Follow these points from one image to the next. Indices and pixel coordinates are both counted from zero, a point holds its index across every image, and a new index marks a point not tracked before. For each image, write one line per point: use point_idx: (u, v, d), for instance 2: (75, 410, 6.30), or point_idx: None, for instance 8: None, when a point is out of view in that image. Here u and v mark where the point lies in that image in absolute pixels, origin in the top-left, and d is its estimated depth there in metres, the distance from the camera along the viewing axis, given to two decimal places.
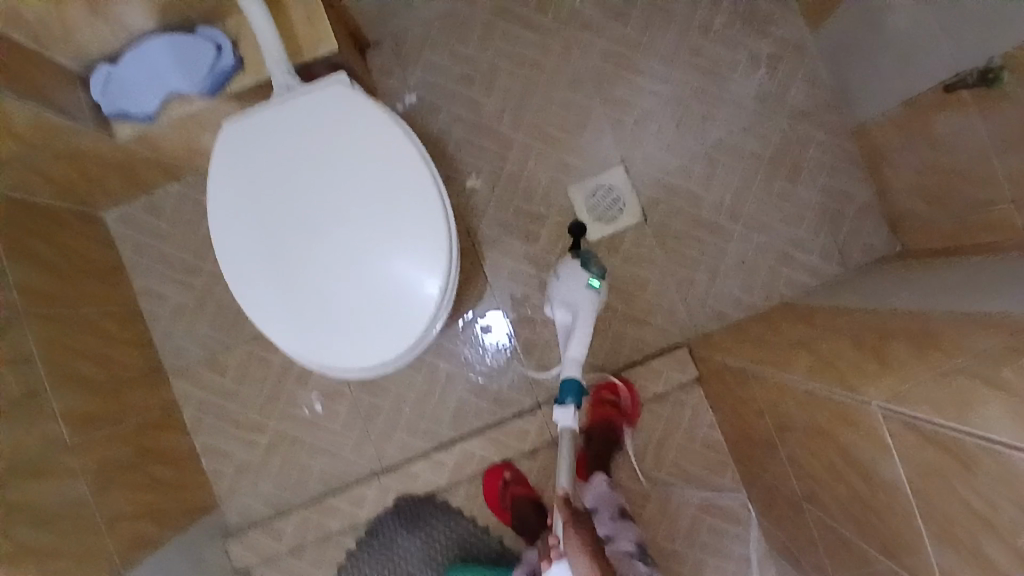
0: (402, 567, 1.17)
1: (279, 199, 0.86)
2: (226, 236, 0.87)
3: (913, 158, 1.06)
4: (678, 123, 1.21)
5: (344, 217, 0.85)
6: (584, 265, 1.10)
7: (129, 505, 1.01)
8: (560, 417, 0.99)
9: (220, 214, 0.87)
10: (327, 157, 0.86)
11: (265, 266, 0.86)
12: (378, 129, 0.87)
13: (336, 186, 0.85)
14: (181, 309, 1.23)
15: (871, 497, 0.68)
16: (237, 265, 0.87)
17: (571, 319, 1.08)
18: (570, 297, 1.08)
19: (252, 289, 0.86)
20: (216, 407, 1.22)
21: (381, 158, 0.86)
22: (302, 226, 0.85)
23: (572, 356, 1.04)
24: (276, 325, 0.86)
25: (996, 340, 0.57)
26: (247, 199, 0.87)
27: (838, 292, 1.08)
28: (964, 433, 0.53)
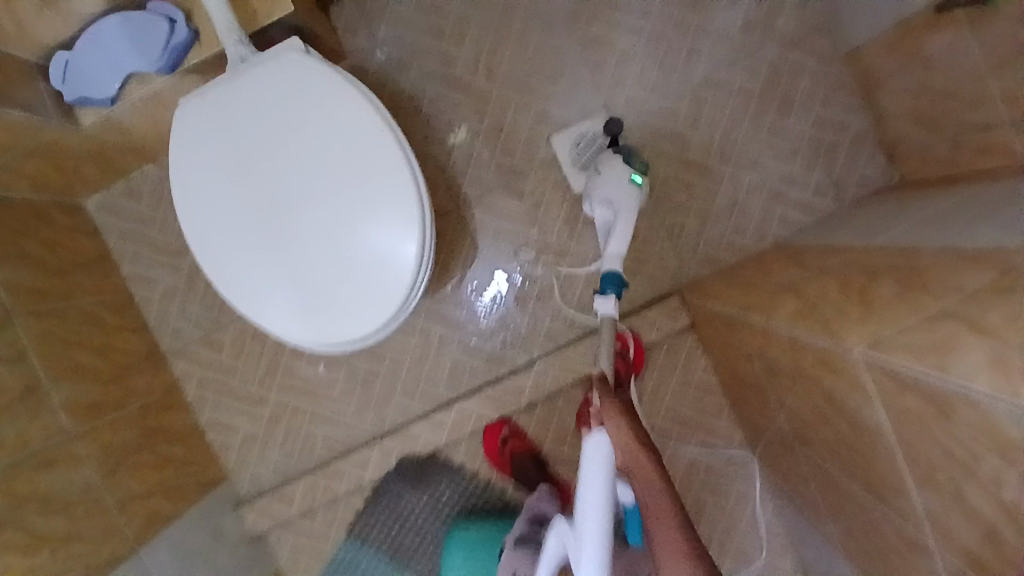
0: (410, 524, 1.21)
1: (245, 177, 0.84)
2: (196, 220, 0.86)
3: (907, 82, 1.01)
4: (660, 62, 1.15)
5: (312, 190, 0.83)
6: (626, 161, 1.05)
7: (141, 485, 1.04)
8: (599, 305, 0.93)
9: (187, 198, 0.86)
10: (287, 129, 0.83)
11: (239, 247, 0.85)
12: (336, 95, 0.83)
13: (301, 157, 0.83)
14: (171, 291, 1.23)
15: (856, 441, 0.68)
16: (211, 249, 0.86)
17: (612, 215, 1.02)
18: (611, 193, 1.02)
19: (229, 270, 0.86)
20: (217, 384, 1.24)
21: (342, 126, 0.83)
22: (271, 202, 0.84)
23: (612, 253, 0.98)
24: (256, 304, 0.85)
25: (978, 280, 0.55)
26: (212, 181, 0.85)
27: (831, 230, 1.05)
28: (936, 378, 0.51)
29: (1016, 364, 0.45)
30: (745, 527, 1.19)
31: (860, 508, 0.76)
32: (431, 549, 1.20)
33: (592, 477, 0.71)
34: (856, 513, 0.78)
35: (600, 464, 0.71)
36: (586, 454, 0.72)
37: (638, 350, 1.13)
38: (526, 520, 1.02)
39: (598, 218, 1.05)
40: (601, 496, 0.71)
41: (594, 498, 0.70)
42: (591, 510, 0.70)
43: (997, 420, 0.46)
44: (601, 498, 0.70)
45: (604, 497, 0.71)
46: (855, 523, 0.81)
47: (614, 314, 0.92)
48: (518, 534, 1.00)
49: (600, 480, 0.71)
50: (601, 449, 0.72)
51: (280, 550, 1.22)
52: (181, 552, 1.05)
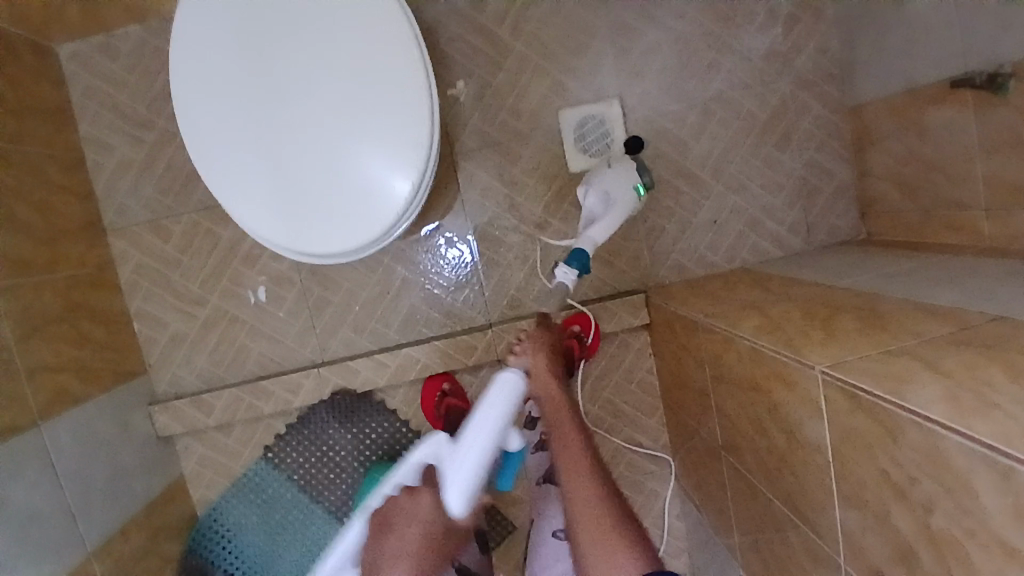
0: (328, 458, 1.18)
1: (251, 58, 0.78)
2: (188, 85, 0.80)
3: (900, 149, 1.07)
4: (682, 66, 1.17)
5: (321, 91, 0.78)
6: (637, 170, 1.10)
7: (55, 359, 0.97)
8: (560, 272, 1.02)
9: (184, 60, 0.80)
10: (310, 21, 0.78)
11: (225, 127, 0.80)
12: (372, 4, 0.79)
13: (317, 52, 0.78)
14: (126, 164, 1.14)
15: (789, 454, 0.73)
16: (195, 120, 0.80)
17: (600, 211, 1.06)
18: (613, 192, 1.06)
19: (209, 148, 0.80)
20: (156, 274, 1.16)
21: (368, 34, 0.79)
22: (274, 91, 0.79)
23: (589, 238, 1.04)
24: (228, 192, 0.81)
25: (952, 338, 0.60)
26: (214, 50, 0.79)
27: (797, 266, 1.11)
28: (888, 403, 0.53)
29: (969, 404, 0.49)
30: (649, 524, 1.25)
31: (772, 518, 0.82)
32: (344, 487, 1.18)
33: (488, 418, 0.79)
34: (764, 521, 0.84)
35: (499, 406, 0.79)
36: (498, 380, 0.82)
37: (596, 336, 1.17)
38: None
39: (586, 205, 1.08)
40: (490, 423, 0.79)
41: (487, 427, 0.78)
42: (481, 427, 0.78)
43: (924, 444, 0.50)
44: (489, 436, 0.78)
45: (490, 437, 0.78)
46: (760, 532, 0.86)
47: (570, 282, 1.02)
48: None
49: (493, 421, 0.79)
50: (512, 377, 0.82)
51: (187, 459, 1.19)
52: (84, 436, 0.98)
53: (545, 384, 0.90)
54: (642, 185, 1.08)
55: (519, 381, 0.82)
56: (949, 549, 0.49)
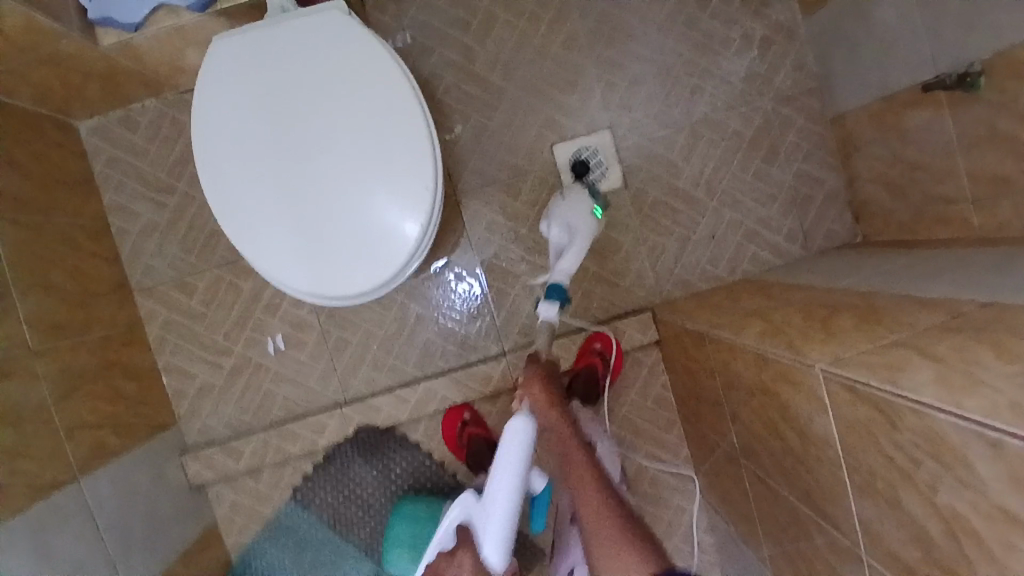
0: (356, 495, 1.20)
1: (268, 120, 0.85)
2: (209, 151, 0.86)
3: (885, 151, 1.12)
4: (666, 93, 1.23)
5: (334, 145, 0.85)
6: (591, 196, 1.12)
7: (92, 416, 1.01)
8: (543, 309, 0.91)
9: (200, 125, 0.86)
10: (319, 82, 0.85)
11: (243, 183, 0.85)
12: (371, 59, 0.86)
13: (328, 110, 0.85)
14: (150, 228, 1.21)
15: (803, 452, 0.75)
16: (216, 179, 0.86)
17: (567, 240, 1.04)
18: (575, 222, 1.05)
19: (229, 203, 0.86)
20: (182, 328, 1.21)
21: (373, 90, 0.86)
22: (286, 145, 0.85)
23: (563, 268, 0.97)
24: (249, 243, 0.86)
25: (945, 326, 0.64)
26: (228, 114, 0.85)
27: (797, 272, 1.14)
28: (885, 390, 0.56)
29: (958, 382, 0.51)
30: (679, 540, 1.25)
31: (794, 519, 0.83)
32: (372, 522, 1.20)
33: (510, 458, 0.72)
34: (787, 523, 0.85)
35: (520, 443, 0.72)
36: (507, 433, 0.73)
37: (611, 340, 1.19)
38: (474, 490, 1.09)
39: (552, 238, 1.05)
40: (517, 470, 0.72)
41: (511, 478, 0.71)
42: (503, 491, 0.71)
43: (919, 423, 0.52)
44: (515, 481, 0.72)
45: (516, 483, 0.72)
46: (784, 534, 0.87)
47: (554, 320, 0.91)
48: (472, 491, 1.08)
49: (517, 462, 0.72)
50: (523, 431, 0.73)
51: (219, 506, 1.21)
52: (121, 488, 1.02)
53: (552, 415, 0.82)
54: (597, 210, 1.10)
55: (531, 425, 0.74)
56: (958, 525, 0.51)
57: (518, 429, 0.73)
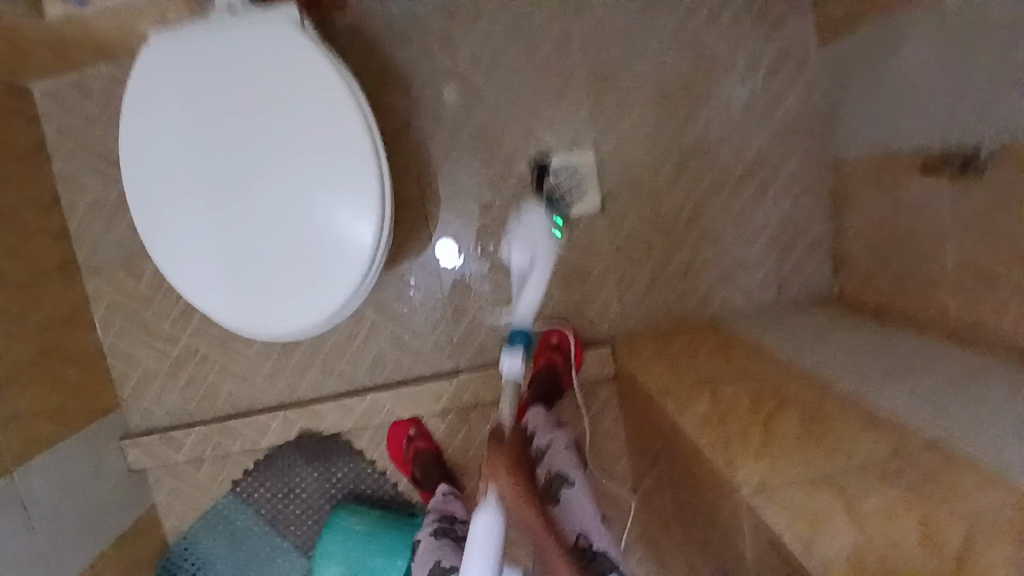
0: (295, 494, 1.21)
1: (203, 142, 0.80)
2: (140, 169, 0.81)
3: (875, 212, 1.05)
4: (658, 116, 1.15)
5: (271, 174, 0.79)
6: (547, 206, 1.16)
7: (30, 403, 1.00)
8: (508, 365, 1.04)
9: (134, 133, 0.81)
10: (259, 104, 0.79)
11: (175, 201, 0.81)
12: (317, 79, 0.79)
13: (267, 134, 0.79)
14: (101, 203, 1.17)
15: (722, 553, 0.74)
16: (147, 199, 0.82)
17: (527, 265, 1.19)
18: (534, 245, 1.19)
19: (159, 220, 0.82)
20: (129, 311, 1.18)
21: (316, 113, 0.79)
22: (221, 166, 0.80)
23: (523, 322, 1.06)
24: (177, 265, 0.82)
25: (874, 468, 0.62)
26: (164, 124, 0.80)
27: (764, 326, 1.10)
28: (797, 549, 0.55)
29: None
30: None
31: None
32: (309, 522, 1.21)
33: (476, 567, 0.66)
34: None
35: (485, 548, 0.67)
36: (475, 530, 0.69)
37: (578, 348, 1.17)
38: (435, 520, 0.98)
39: (513, 261, 1.19)
40: None
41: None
42: None
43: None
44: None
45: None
46: None
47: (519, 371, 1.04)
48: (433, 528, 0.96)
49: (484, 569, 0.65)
50: (490, 522, 0.69)
51: (159, 489, 1.22)
52: (57, 478, 1.01)
53: (524, 510, 0.73)
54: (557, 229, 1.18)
55: (495, 519, 0.70)
56: None
57: (484, 524, 0.69)
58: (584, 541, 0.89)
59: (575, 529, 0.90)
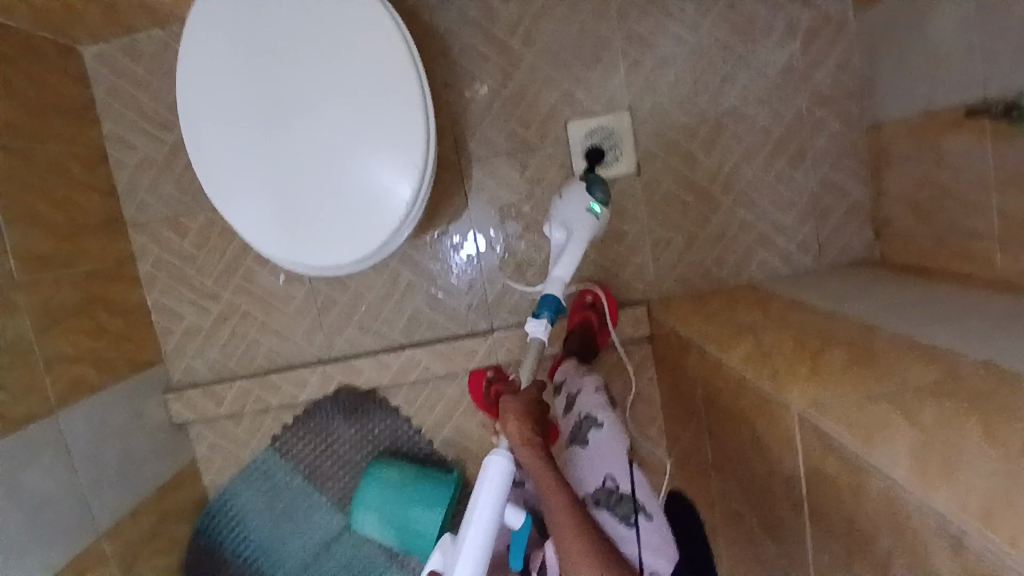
0: (332, 450, 1.23)
1: (263, 90, 0.89)
2: (206, 115, 0.91)
3: (915, 171, 1.04)
4: (695, 79, 1.16)
5: (325, 119, 0.88)
6: (587, 188, 1.02)
7: (73, 350, 1.03)
8: (530, 327, 0.90)
9: (192, 100, 0.91)
10: (315, 55, 0.88)
11: (236, 152, 0.91)
12: (369, 33, 0.88)
13: (322, 83, 0.88)
14: (147, 163, 1.19)
15: (769, 485, 0.74)
16: (210, 143, 0.91)
17: (564, 240, 0.99)
18: (571, 219, 0.99)
19: (222, 170, 0.91)
20: (172, 268, 1.21)
21: (369, 64, 0.88)
22: (281, 113, 0.89)
23: (556, 276, 0.95)
24: (240, 214, 0.91)
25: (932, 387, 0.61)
26: (219, 86, 0.90)
27: (804, 286, 1.10)
28: (859, 452, 0.53)
29: (932, 467, 0.49)
30: None
31: (754, 544, 0.84)
32: (346, 477, 1.23)
33: (484, 504, 0.72)
34: (748, 547, 0.86)
35: (491, 489, 0.73)
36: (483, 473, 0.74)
37: (612, 306, 1.16)
38: None
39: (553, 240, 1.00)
40: (487, 519, 0.72)
41: (485, 515, 0.72)
42: (475, 525, 0.72)
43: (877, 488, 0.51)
44: (489, 518, 0.72)
45: (492, 519, 0.72)
46: (744, 558, 0.89)
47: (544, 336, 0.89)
48: None
49: (491, 507, 0.72)
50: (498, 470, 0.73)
51: (199, 443, 1.25)
52: (99, 423, 1.04)
53: (534, 461, 0.74)
54: (597, 204, 1.01)
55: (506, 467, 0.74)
56: None
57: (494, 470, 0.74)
58: (611, 483, 0.80)
59: (602, 472, 0.82)
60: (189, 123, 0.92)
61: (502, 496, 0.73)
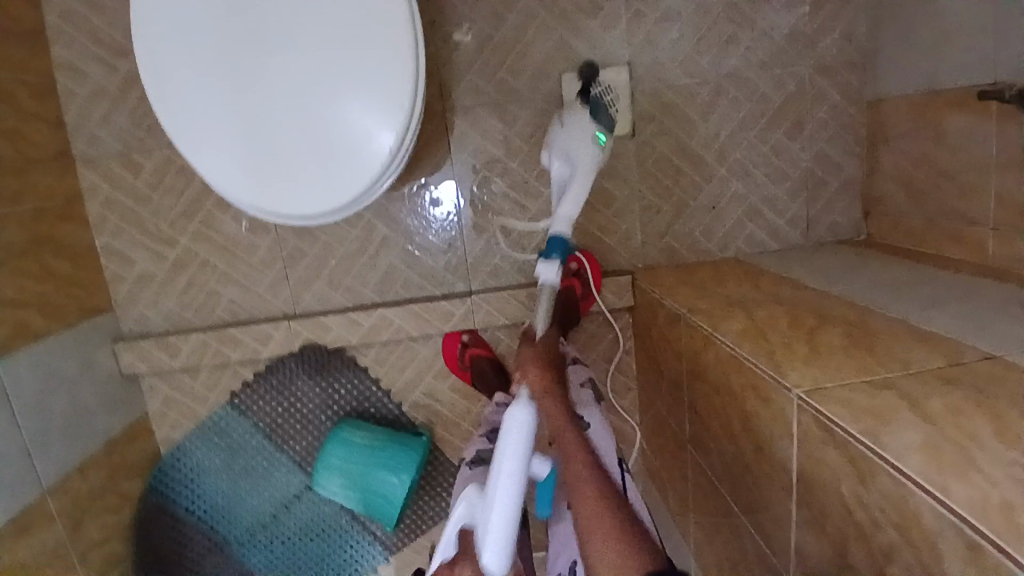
0: (296, 410, 1.18)
1: (232, 17, 0.80)
2: (163, 42, 0.81)
3: (914, 150, 1.01)
4: (698, 37, 1.09)
5: (301, 53, 0.80)
6: (590, 115, 0.96)
7: (20, 292, 0.94)
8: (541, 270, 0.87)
9: (148, 20, 0.81)
10: None
11: (199, 86, 0.81)
12: None
13: (300, 12, 0.79)
14: (96, 89, 1.07)
15: (755, 464, 0.72)
16: (170, 75, 0.81)
17: (569, 173, 0.93)
18: (571, 148, 0.93)
19: (183, 106, 0.82)
20: (124, 209, 1.11)
21: None
22: (252, 45, 0.80)
23: (562, 213, 0.91)
24: (204, 156, 0.83)
25: (932, 374, 0.60)
26: (179, 10, 0.80)
27: (792, 263, 1.07)
28: (862, 444, 0.51)
29: (947, 459, 0.47)
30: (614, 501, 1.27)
31: (730, 519, 0.83)
32: (309, 438, 1.18)
33: (511, 455, 0.64)
34: (724, 522, 0.86)
35: (518, 440, 0.65)
36: (505, 427, 0.66)
37: (596, 272, 1.12)
38: (484, 435, 0.94)
39: (554, 173, 0.96)
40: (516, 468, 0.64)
41: (511, 469, 0.63)
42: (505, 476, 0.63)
43: (878, 478, 0.49)
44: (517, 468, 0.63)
45: (520, 471, 0.64)
46: (718, 532, 0.89)
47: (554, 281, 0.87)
48: (474, 455, 0.89)
49: (518, 455, 0.64)
50: (522, 421, 0.66)
51: (151, 398, 1.18)
52: (44, 372, 0.95)
53: (547, 403, 0.73)
54: (602, 133, 0.95)
55: (529, 418, 0.66)
56: None
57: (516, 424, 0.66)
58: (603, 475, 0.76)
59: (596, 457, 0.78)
60: (144, 52, 0.81)
61: (528, 449, 0.65)
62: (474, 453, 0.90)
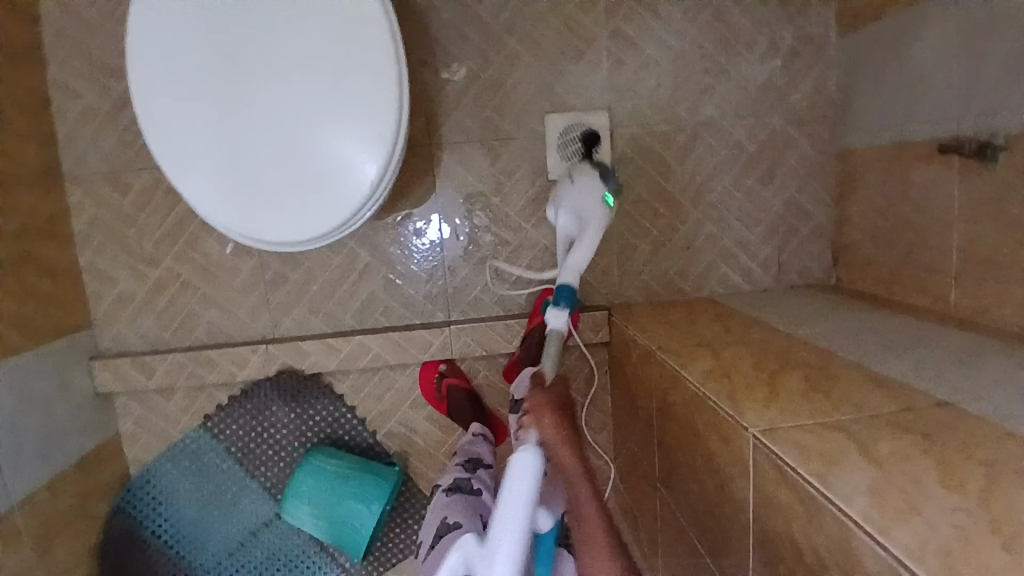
0: (269, 435, 1.17)
1: (224, 52, 0.83)
2: (155, 73, 0.84)
3: (880, 201, 1.05)
4: (677, 86, 1.14)
5: (289, 89, 0.83)
6: (601, 178, 1.02)
7: (1, 308, 0.94)
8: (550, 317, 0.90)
9: (141, 51, 0.84)
10: (285, 21, 0.82)
11: (188, 116, 0.84)
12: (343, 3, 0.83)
13: (290, 51, 0.83)
14: (91, 111, 1.09)
15: (716, 502, 0.73)
16: (160, 104, 0.84)
17: (575, 230, 0.99)
18: (583, 206, 0.98)
19: (170, 134, 0.84)
20: (110, 228, 1.12)
21: (341, 34, 0.83)
22: (241, 80, 0.83)
23: (573, 264, 0.92)
24: (188, 182, 0.85)
25: (883, 419, 0.62)
26: (173, 44, 0.83)
27: (764, 304, 1.10)
28: (812, 485, 0.53)
29: (891, 504, 0.49)
30: None
31: (694, 557, 0.84)
32: (282, 464, 1.18)
33: (513, 508, 0.63)
34: (688, 560, 0.86)
35: (520, 492, 0.63)
36: (509, 475, 0.65)
37: None
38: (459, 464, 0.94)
39: (561, 226, 1.02)
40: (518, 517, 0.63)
41: (514, 516, 0.62)
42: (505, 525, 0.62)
43: (826, 519, 0.51)
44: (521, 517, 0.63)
45: (524, 521, 0.63)
46: (683, 570, 0.89)
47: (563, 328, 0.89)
48: (449, 483, 0.89)
49: (520, 508, 0.63)
50: (527, 470, 0.64)
51: (123, 418, 1.17)
52: (16, 389, 0.95)
53: (563, 452, 0.70)
54: (610, 194, 1.00)
55: (534, 467, 0.65)
56: None
57: (521, 473, 0.65)
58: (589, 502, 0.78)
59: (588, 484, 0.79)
60: (135, 81, 0.84)
61: (532, 499, 0.64)
62: (449, 481, 0.90)
